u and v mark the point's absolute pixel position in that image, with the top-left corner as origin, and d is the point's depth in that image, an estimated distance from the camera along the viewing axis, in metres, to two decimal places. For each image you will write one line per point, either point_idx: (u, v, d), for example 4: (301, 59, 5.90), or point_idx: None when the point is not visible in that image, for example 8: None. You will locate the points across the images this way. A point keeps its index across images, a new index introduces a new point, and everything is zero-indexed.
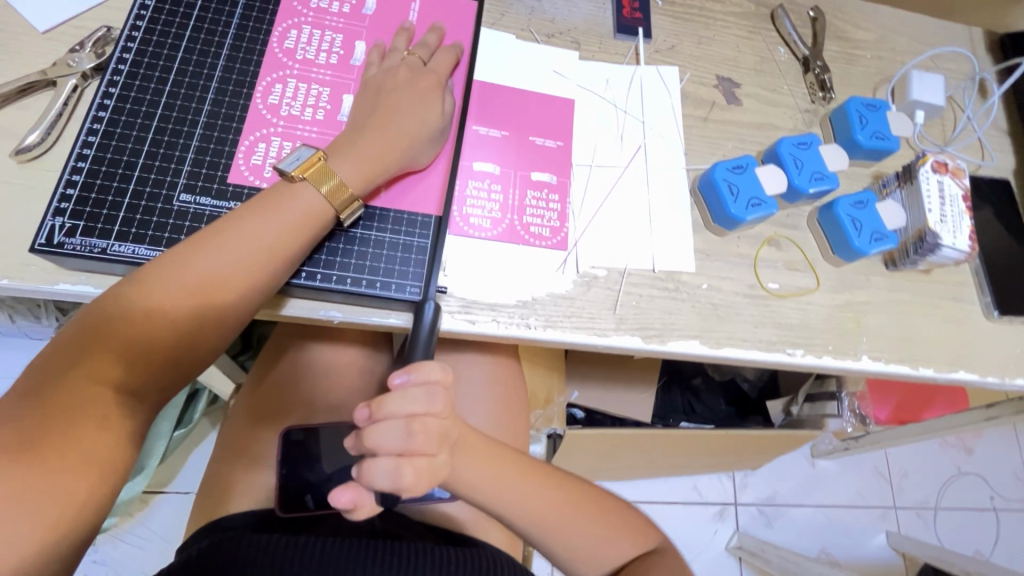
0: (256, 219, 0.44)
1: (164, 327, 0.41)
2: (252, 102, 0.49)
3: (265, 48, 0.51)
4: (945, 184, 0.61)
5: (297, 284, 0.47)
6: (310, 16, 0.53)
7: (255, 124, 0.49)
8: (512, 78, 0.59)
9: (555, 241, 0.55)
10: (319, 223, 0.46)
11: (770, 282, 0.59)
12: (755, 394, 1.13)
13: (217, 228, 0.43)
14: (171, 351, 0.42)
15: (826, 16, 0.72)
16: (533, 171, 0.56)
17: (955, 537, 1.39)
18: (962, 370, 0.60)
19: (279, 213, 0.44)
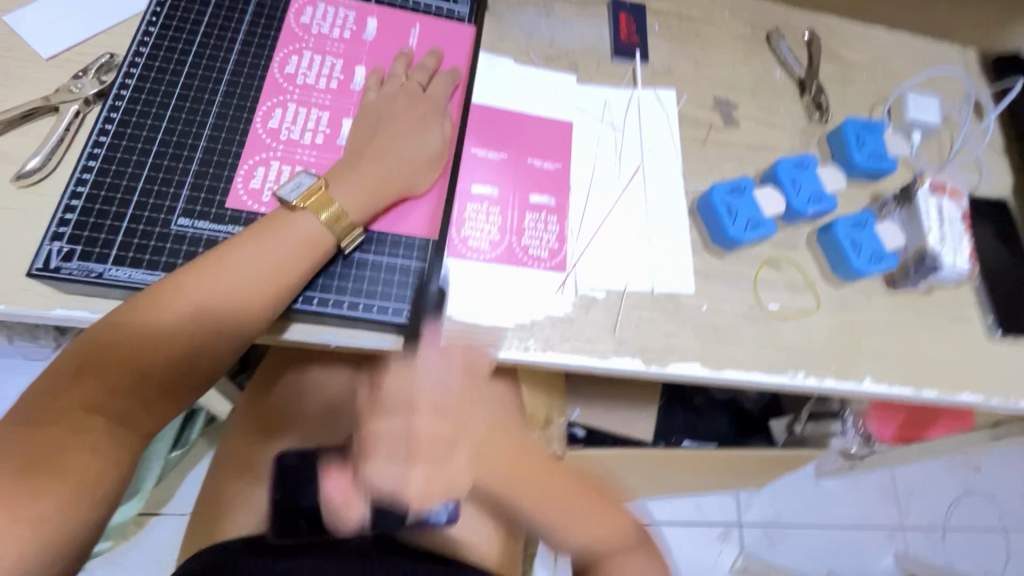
0: (255, 244, 0.44)
1: (159, 353, 0.41)
2: (252, 127, 0.50)
3: (266, 74, 0.52)
4: (944, 205, 0.61)
5: (296, 309, 0.48)
6: (311, 41, 0.54)
7: (254, 148, 0.49)
8: (510, 102, 0.60)
9: (554, 263, 0.55)
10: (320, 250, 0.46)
11: (770, 303, 0.58)
12: (757, 412, 1.11)
13: (218, 253, 0.43)
14: (167, 377, 0.41)
15: (821, 39, 0.73)
16: (532, 193, 0.56)
17: (964, 559, 1.36)
18: (967, 393, 0.59)
19: (280, 238, 0.45)
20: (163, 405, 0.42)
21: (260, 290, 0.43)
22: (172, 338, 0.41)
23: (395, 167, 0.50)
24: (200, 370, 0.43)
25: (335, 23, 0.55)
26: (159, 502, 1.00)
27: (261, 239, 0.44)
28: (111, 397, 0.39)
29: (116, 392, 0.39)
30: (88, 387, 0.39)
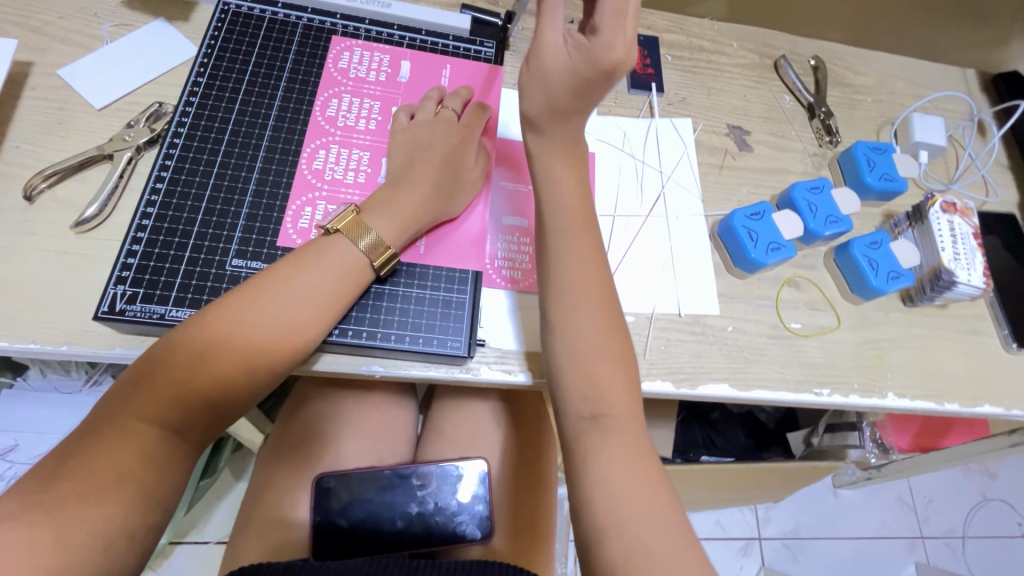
0: (295, 269, 0.45)
1: (201, 372, 0.42)
2: (298, 168, 0.52)
3: (309, 118, 0.55)
4: (955, 222, 0.63)
5: (332, 343, 0.48)
6: (350, 85, 0.57)
7: (302, 189, 0.52)
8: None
9: None
10: (356, 271, 0.47)
11: (793, 322, 0.60)
12: (774, 425, 1.14)
13: (261, 278, 0.45)
14: (208, 397, 0.42)
15: (827, 65, 0.76)
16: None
17: (985, 568, 1.36)
18: (987, 405, 0.61)
19: (321, 263, 0.46)
20: (207, 424, 0.43)
21: (300, 310, 0.44)
22: (213, 358, 0.42)
23: (431, 203, 0.51)
24: (239, 391, 0.43)
25: (372, 66, 0.59)
26: (184, 531, 1.01)
27: (300, 262, 0.46)
28: (157, 412, 0.41)
29: (163, 409, 0.41)
30: (134, 406, 0.40)
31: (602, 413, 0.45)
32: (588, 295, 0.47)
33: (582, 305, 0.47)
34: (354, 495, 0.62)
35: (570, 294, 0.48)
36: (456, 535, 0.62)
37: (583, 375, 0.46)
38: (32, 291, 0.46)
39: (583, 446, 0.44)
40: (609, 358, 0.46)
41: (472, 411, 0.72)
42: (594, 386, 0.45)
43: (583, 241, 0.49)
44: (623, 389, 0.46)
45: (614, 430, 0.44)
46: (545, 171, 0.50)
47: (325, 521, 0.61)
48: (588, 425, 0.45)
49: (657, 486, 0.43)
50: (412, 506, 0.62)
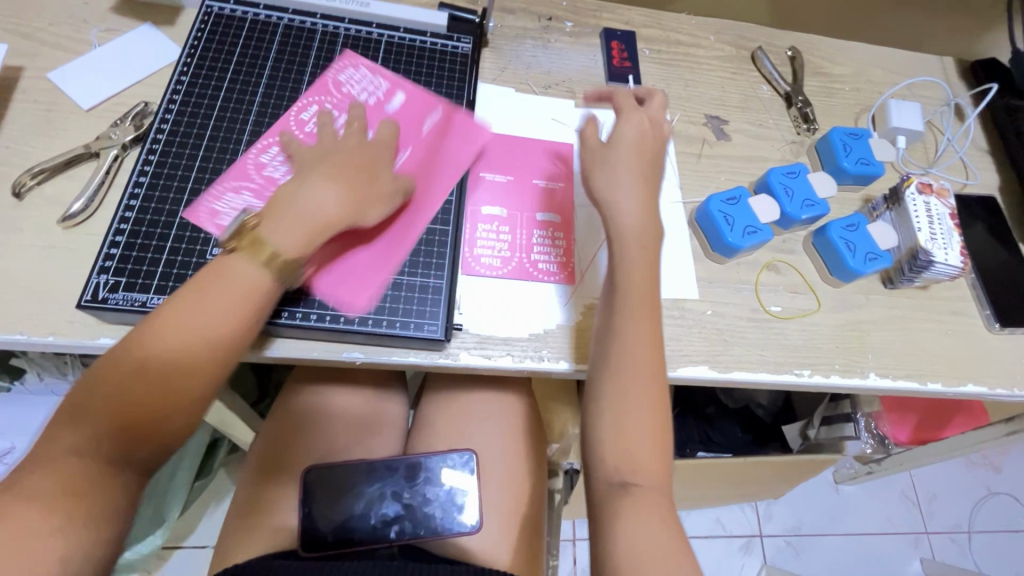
0: (186, 301, 0.42)
1: (109, 426, 0.39)
2: (245, 155, 0.54)
3: (280, 115, 0.56)
4: (932, 204, 0.63)
5: (280, 326, 0.49)
6: (336, 99, 0.58)
7: (237, 174, 0.52)
8: (501, 126, 0.63)
9: (562, 275, 0.57)
10: (258, 292, 0.44)
11: (772, 305, 0.61)
12: (771, 419, 1.13)
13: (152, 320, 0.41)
14: (124, 448, 0.39)
15: (804, 55, 0.77)
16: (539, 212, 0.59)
17: (994, 562, 1.34)
18: (971, 384, 0.61)
19: (219, 291, 0.43)
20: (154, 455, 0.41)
21: (206, 341, 0.41)
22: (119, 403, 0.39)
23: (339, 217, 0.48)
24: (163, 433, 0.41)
25: (365, 88, 0.60)
26: (182, 534, 1.01)
27: (193, 291, 0.42)
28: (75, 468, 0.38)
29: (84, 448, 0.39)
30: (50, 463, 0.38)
31: (631, 483, 0.45)
32: (644, 375, 0.47)
33: (640, 387, 0.47)
34: (342, 487, 0.63)
35: (629, 378, 0.47)
36: (444, 526, 0.62)
37: (628, 453, 0.45)
38: (20, 285, 0.47)
39: (608, 509, 0.44)
40: (651, 437, 0.46)
41: (460, 402, 0.72)
42: (630, 458, 0.45)
43: (646, 323, 0.49)
44: (655, 461, 0.46)
45: (641, 497, 0.44)
46: (617, 245, 0.51)
47: (312, 514, 0.61)
48: (616, 491, 0.45)
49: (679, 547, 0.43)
50: (400, 497, 0.63)
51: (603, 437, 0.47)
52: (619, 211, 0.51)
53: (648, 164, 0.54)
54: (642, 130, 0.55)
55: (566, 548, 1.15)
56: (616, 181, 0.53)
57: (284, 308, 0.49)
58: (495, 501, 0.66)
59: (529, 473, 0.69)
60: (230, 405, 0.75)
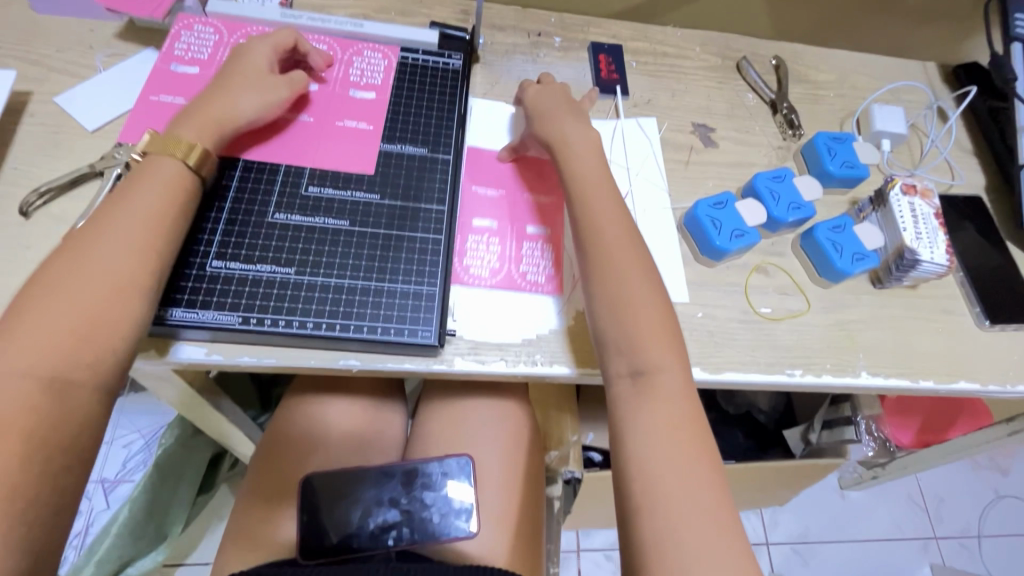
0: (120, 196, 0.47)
1: (59, 309, 0.41)
2: (233, 19, 0.63)
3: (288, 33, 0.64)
4: (916, 204, 0.65)
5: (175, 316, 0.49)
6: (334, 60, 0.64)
7: (212, 22, 0.63)
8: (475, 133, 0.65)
9: (548, 288, 0.58)
10: (180, 179, 0.49)
11: (763, 306, 0.62)
12: (773, 425, 1.13)
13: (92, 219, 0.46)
14: (77, 330, 0.41)
15: (788, 63, 0.79)
16: (528, 226, 0.61)
17: (1005, 567, 1.32)
18: (963, 380, 0.61)
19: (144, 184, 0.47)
20: None
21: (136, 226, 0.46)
22: (66, 282, 0.42)
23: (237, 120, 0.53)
24: (113, 314, 0.43)
25: (363, 75, 0.64)
26: (183, 552, 1.01)
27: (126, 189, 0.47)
28: (32, 356, 0.40)
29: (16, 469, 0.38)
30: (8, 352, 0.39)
31: (640, 370, 0.49)
32: (629, 261, 0.52)
33: (622, 267, 0.52)
34: (340, 494, 0.63)
35: (611, 261, 0.52)
36: (443, 530, 0.63)
37: (628, 333, 0.50)
38: None
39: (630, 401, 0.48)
40: (652, 322, 0.50)
41: (458, 409, 0.73)
42: (628, 339, 0.50)
43: (620, 218, 0.55)
44: (659, 340, 0.50)
45: (652, 387, 0.48)
46: (566, 155, 0.58)
47: (313, 521, 0.62)
48: (628, 381, 0.48)
49: (685, 430, 0.46)
50: (398, 503, 0.63)
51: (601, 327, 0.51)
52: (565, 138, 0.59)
53: (571, 111, 0.62)
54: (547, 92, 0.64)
55: (570, 559, 1.15)
56: (551, 119, 0.60)
57: (279, 316, 0.51)
58: (493, 506, 0.67)
59: (528, 479, 0.70)
60: (231, 417, 0.76)
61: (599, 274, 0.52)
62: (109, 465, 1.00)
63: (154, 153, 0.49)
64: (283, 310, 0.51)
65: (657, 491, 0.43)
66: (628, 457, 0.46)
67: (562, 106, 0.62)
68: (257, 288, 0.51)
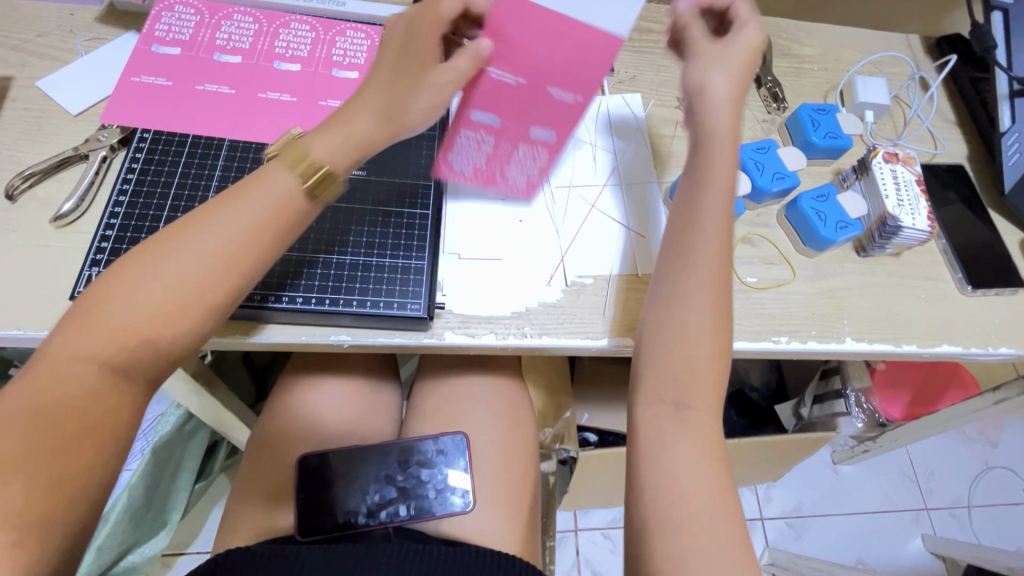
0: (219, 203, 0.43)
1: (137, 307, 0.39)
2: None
3: (271, 12, 0.63)
4: (898, 172, 0.66)
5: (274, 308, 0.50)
6: (317, 37, 0.63)
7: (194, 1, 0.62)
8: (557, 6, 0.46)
9: (524, 190, 0.60)
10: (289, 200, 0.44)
11: (748, 276, 0.62)
12: (766, 401, 1.15)
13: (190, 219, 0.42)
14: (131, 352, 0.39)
15: (772, 38, 0.79)
16: (536, 126, 0.55)
17: (994, 536, 1.34)
18: (945, 344, 0.62)
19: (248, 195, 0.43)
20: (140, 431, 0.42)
21: (235, 243, 0.42)
22: (148, 282, 0.40)
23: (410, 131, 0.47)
24: (188, 323, 0.41)
25: (347, 51, 0.62)
26: (185, 540, 1.02)
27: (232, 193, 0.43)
28: (98, 347, 0.39)
29: None
30: (82, 335, 0.38)
31: (685, 403, 0.46)
32: (710, 287, 0.48)
33: (704, 283, 0.48)
34: (338, 471, 0.65)
35: (693, 284, 0.48)
36: (438, 506, 0.64)
37: (680, 360, 0.47)
38: (16, 283, 0.49)
39: (661, 426, 0.46)
40: (711, 355, 0.47)
41: (452, 387, 0.73)
42: (688, 371, 0.47)
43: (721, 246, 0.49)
44: (714, 385, 0.47)
45: (691, 420, 0.46)
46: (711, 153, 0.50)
47: (310, 498, 0.63)
48: (669, 410, 0.46)
49: (707, 457, 0.45)
50: (394, 480, 0.65)
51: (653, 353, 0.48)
52: (719, 109, 0.51)
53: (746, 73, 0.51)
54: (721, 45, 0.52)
55: (568, 539, 1.16)
56: (702, 77, 0.51)
57: (271, 292, 0.51)
58: (488, 483, 0.67)
59: (524, 455, 0.70)
60: (226, 403, 0.76)
61: (689, 279, 0.48)
62: None
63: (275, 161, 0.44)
64: (275, 286, 0.51)
65: (668, 504, 0.44)
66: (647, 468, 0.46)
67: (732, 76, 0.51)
68: None
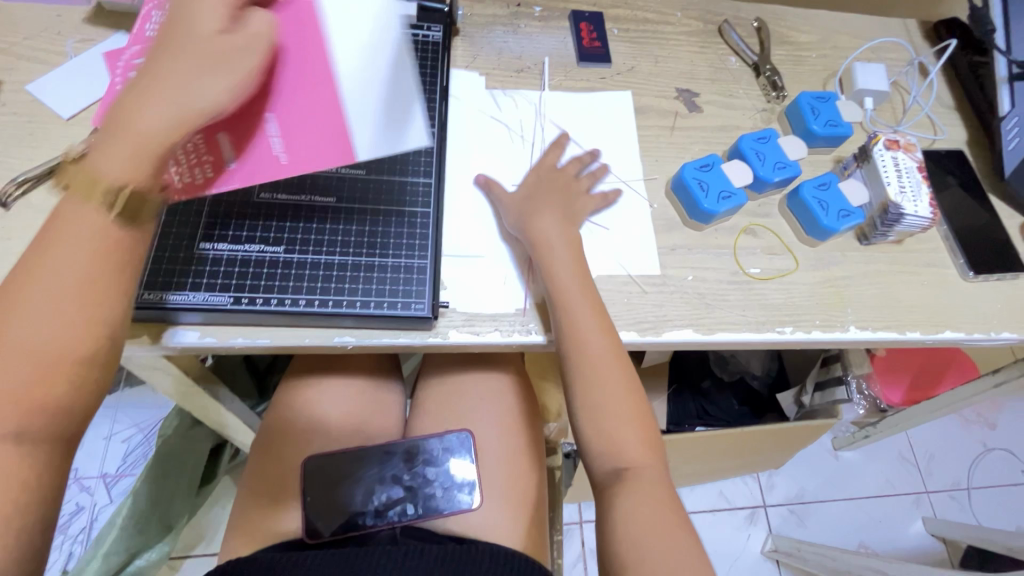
0: (40, 254, 0.37)
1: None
2: None
3: None
4: (900, 158, 0.65)
5: (233, 311, 0.50)
6: None
7: None
8: (345, 53, 0.42)
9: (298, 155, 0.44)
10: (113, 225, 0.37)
11: (751, 267, 0.62)
12: (766, 390, 1.15)
13: (12, 280, 0.37)
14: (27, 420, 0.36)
15: (770, 26, 0.79)
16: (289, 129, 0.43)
17: (993, 517, 1.36)
18: (948, 330, 0.62)
19: (66, 244, 0.36)
20: None
21: (69, 302, 0.36)
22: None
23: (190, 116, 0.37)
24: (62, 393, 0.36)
25: None
26: (191, 542, 1.02)
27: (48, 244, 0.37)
28: None
29: None
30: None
31: (624, 466, 0.51)
32: (608, 358, 0.52)
33: (606, 376, 0.52)
34: (344, 473, 0.65)
35: (599, 372, 0.52)
36: (446, 505, 0.64)
37: (607, 431, 0.51)
38: None
39: (608, 497, 0.50)
40: (629, 417, 0.52)
41: (454, 385, 0.73)
42: (614, 442, 0.51)
43: (596, 317, 0.53)
44: (645, 440, 0.52)
45: (635, 481, 0.50)
46: (545, 258, 0.55)
47: (317, 500, 0.63)
48: (613, 479, 0.51)
49: (664, 493, 0.50)
50: (400, 479, 0.65)
51: (584, 428, 0.52)
52: (541, 223, 0.56)
53: (559, 192, 0.60)
54: (546, 179, 0.61)
55: (573, 531, 1.17)
56: (530, 212, 0.57)
57: (272, 295, 0.50)
58: (494, 480, 0.67)
59: (527, 450, 0.70)
60: (229, 406, 0.76)
61: (583, 366, 0.52)
62: (110, 460, 1.00)
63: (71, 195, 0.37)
64: (275, 289, 0.51)
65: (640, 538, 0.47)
66: (616, 514, 0.49)
67: (548, 195, 0.59)
68: (258, 269, 0.51)
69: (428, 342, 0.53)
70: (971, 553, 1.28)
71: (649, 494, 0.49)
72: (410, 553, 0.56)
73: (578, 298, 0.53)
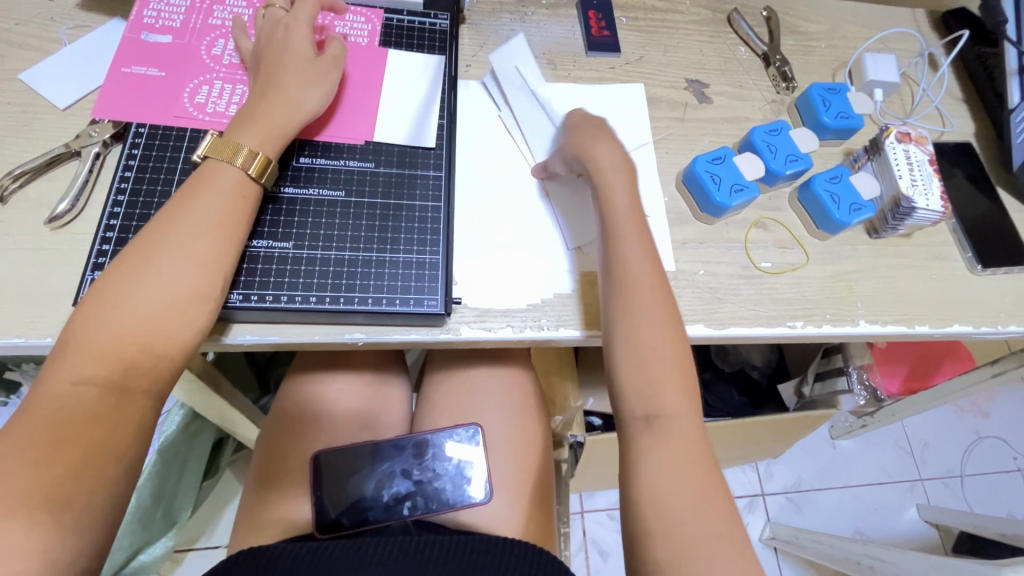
0: (179, 206, 0.45)
1: (122, 318, 0.41)
2: None
3: None
4: (911, 152, 0.65)
5: (236, 309, 0.48)
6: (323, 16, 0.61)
7: None
8: (401, 86, 0.60)
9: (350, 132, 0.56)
10: (244, 188, 0.47)
11: (763, 261, 0.62)
12: (766, 381, 1.17)
13: (155, 224, 0.45)
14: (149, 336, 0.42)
15: (779, 15, 0.78)
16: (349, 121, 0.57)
17: (985, 503, 1.38)
18: (956, 324, 0.62)
19: (203, 197, 0.46)
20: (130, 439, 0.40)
21: (199, 242, 0.44)
22: (134, 291, 0.42)
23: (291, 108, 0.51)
24: (177, 321, 0.43)
25: (353, 31, 0.61)
26: (195, 535, 1.01)
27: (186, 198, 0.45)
28: (96, 367, 0.40)
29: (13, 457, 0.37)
30: (71, 360, 0.40)
31: (655, 414, 0.47)
32: (649, 296, 0.50)
33: (647, 308, 0.50)
34: (352, 467, 0.64)
35: (637, 323, 0.49)
36: (456, 499, 0.63)
37: (644, 376, 0.48)
38: (12, 289, 0.47)
39: (633, 446, 0.46)
40: (671, 363, 0.48)
41: (460, 380, 0.73)
42: (649, 387, 0.47)
43: (642, 248, 0.52)
44: (685, 389, 0.48)
45: (664, 430, 0.46)
46: (601, 184, 0.54)
47: (324, 497, 0.62)
48: (641, 424, 0.47)
49: (703, 468, 0.45)
50: (409, 474, 0.64)
51: (621, 371, 0.48)
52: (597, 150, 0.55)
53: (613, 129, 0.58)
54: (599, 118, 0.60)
55: (575, 522, 1.18)
56: (587, 141, 0.56)
57: (282, 292, 0.49)
58: (503, 473, 0.67)
59: (535, 444, 0.70)
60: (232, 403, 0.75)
61: (625, 298, 0.50)
62: None
63: (213, 159, 0.47)
64: (285, 286, 0.50)
65: None
66: None
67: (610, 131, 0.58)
68: (269, 267, 0.50)
69: (438, 338, 0.52)
70: (964, 539, 1.30)
71: (683, 464, 0.44)
72: (417, 546, 0.55)
73: (630, 228, 0.52)
